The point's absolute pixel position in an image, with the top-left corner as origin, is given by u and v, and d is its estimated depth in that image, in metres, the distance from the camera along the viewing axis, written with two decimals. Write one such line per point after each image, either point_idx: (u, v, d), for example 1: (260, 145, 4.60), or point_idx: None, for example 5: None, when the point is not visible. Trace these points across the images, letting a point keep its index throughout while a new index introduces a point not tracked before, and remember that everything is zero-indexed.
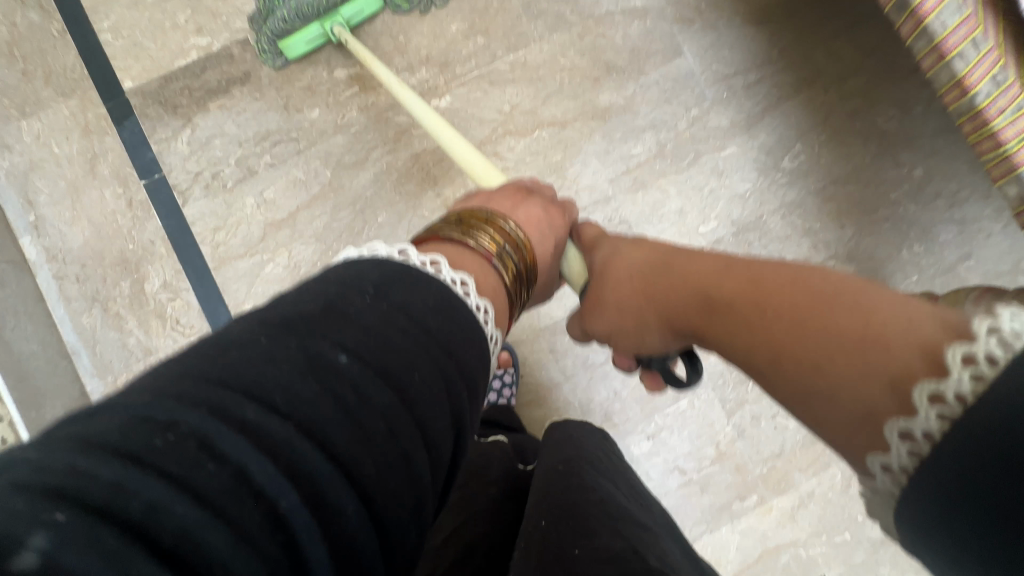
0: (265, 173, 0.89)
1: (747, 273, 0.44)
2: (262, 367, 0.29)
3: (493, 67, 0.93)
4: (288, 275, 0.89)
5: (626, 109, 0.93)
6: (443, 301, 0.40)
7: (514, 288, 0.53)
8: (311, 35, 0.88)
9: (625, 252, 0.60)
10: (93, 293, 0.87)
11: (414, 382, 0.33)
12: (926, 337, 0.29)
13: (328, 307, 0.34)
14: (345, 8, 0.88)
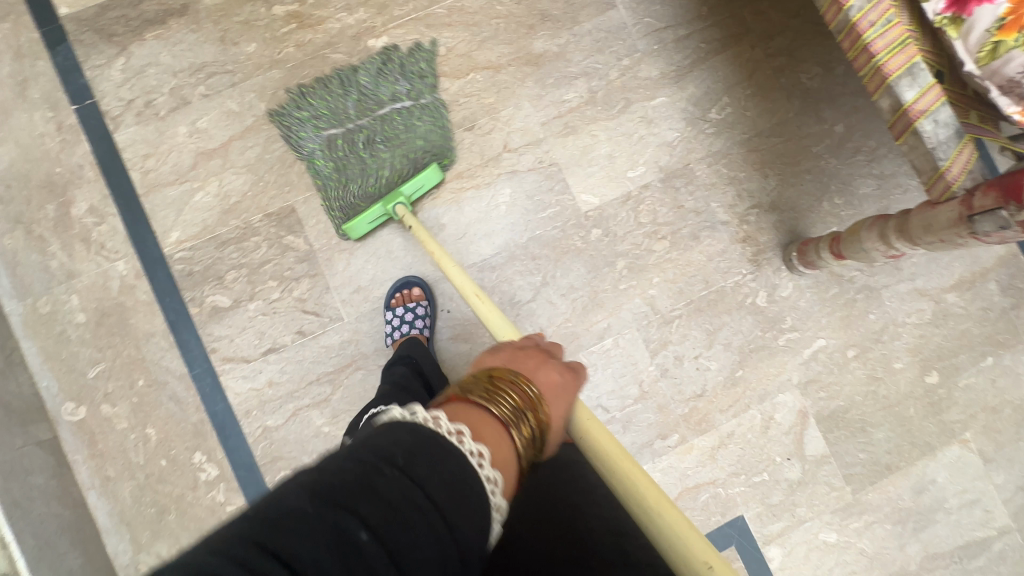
0: (198, 104, 0.90)
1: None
2: (302, 541, 0.31)
3: (430, 11, 0.95)
4: (217, 203, 0.89)
5: (559, 57, 0.96)
6: (462, 471, 0.37)
7: (532, 451, 0.46)
8: (374, 215, 0.86)
9: None
10: (18, 215, 0.87)
11: (417, 561, 0.32)
12: None
13: (364, 481, 0.34)
14: (405, 186, 0.88)
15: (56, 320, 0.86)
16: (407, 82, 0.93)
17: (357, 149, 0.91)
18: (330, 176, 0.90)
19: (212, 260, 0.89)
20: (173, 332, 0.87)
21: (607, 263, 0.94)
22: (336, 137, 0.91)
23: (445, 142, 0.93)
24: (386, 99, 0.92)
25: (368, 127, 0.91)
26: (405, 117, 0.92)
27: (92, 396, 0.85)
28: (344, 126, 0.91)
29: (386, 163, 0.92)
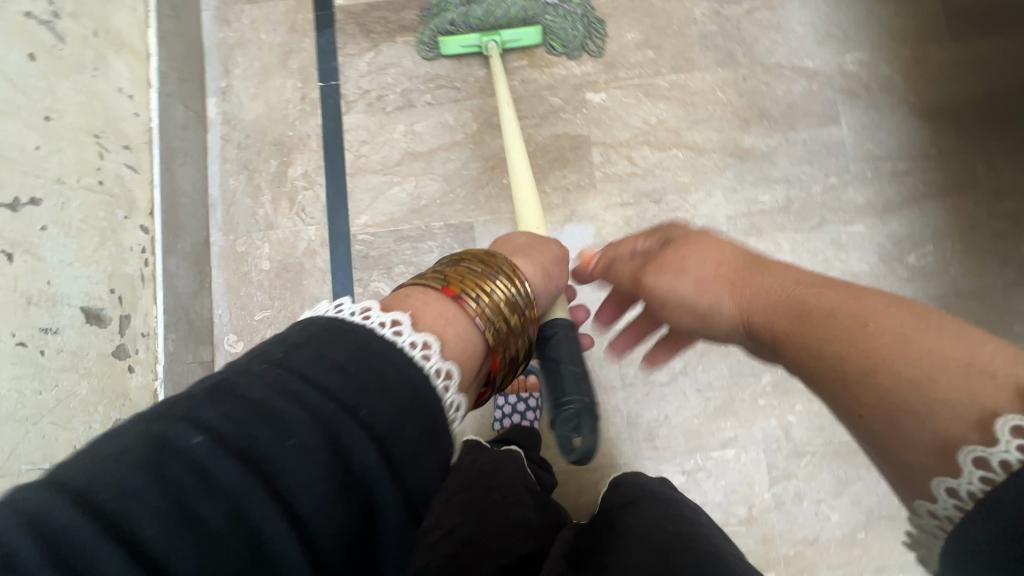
0: (421, 109, 0.98)
1: (836, 303, 0.42)
2: (99, 467, 0.25)
3: (653, 81, 0.97)
4: (408, 201, 0.96)
5: (766, 157, 0.95)
6: (353, 351, 0.32)
7: (494, 316, 0.43)
8: (469, 41, 0.95)
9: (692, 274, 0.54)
10: (246, 161, 0.98)
11: (280, 451, 0.27)
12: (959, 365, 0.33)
13: (215, 387, 0.29)
14: (507, 31, 0.94)
15: (246, 260, 0.95)
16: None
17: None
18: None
19: (388, 250, 0.95)
20: (335, 303, 0.94)
21: (752, 373, 0.91)
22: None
23: (566, 35, 0.95)
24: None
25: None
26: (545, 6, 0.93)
27: (251, 336, 0.93)
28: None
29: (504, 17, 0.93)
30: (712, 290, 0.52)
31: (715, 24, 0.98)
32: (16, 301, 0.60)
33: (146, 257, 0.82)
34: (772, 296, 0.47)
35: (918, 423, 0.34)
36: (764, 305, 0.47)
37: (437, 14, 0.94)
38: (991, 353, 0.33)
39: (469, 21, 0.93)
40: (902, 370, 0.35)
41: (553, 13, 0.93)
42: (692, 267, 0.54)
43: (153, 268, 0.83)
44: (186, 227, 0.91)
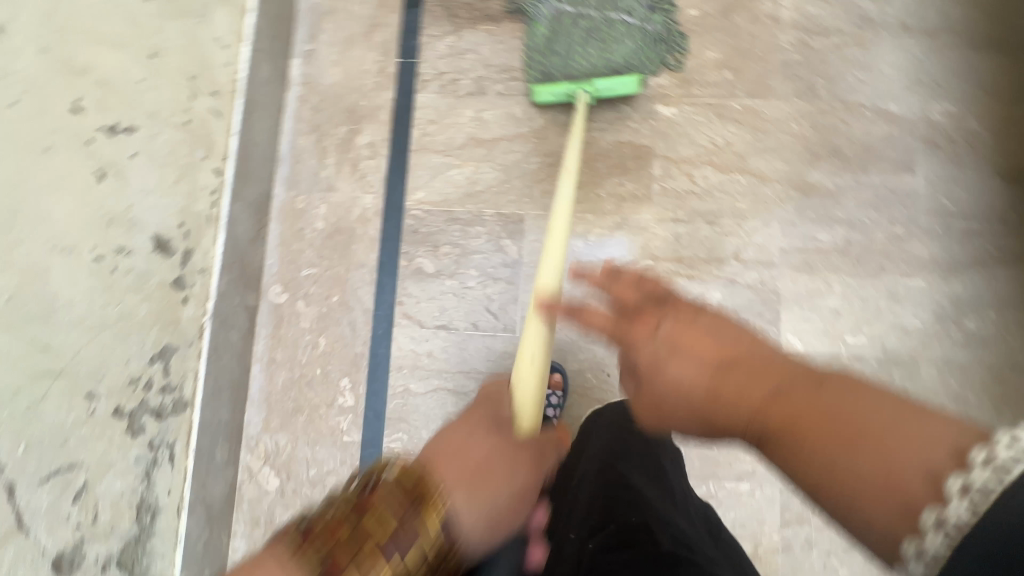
0: (491, 98, 1.00)
1: (789, 400, 0.43)
2: None
3: (727, 103, 0.96)
4: (464, 185, 0.98)
5: (831, 195, 0.93)
6: None
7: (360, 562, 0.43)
8: (561, 91, 0.94)
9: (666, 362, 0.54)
10: (318, 124, 1.01)
11: None
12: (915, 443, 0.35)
13: None
14: (600, 80, 0.93)
15: (302, 217, 0.99)
16: (648, 9, 0.96)
17: (574, 34, 0.94)
18: (540, 41, 0.96)
19: (437, 229, 0.97)
20: (379, 271, 0.97)
21: None
22: (563, 15, 0.96)
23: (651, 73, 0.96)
24: (622, 8, 0.95)
25: (593, 24, 0.95)
26: (628, 35, 0.94)
27: (296, 290, 0.97)
28: (575, 10, 0.95)
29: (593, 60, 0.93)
30: (679, 380, 0.52)
31: (800, 54, 0.96)
32: (100, 218, 0.65)
33: (215, 199, 0.85)
34: (736, 395, 0.47)
35: (874, 508, 0.35)
36: (731, 403, 0.48)
37: (531, 60, 0.96)
38: (922, 419, 0.36)
39: (563, 69, 0.94)
40: (860, 461, 0.36)
41: (635, 55, 0.94)
42: (658, 357, 0.55)
43: (219, 210, 0.86)
44: (254, 177, 0.95)
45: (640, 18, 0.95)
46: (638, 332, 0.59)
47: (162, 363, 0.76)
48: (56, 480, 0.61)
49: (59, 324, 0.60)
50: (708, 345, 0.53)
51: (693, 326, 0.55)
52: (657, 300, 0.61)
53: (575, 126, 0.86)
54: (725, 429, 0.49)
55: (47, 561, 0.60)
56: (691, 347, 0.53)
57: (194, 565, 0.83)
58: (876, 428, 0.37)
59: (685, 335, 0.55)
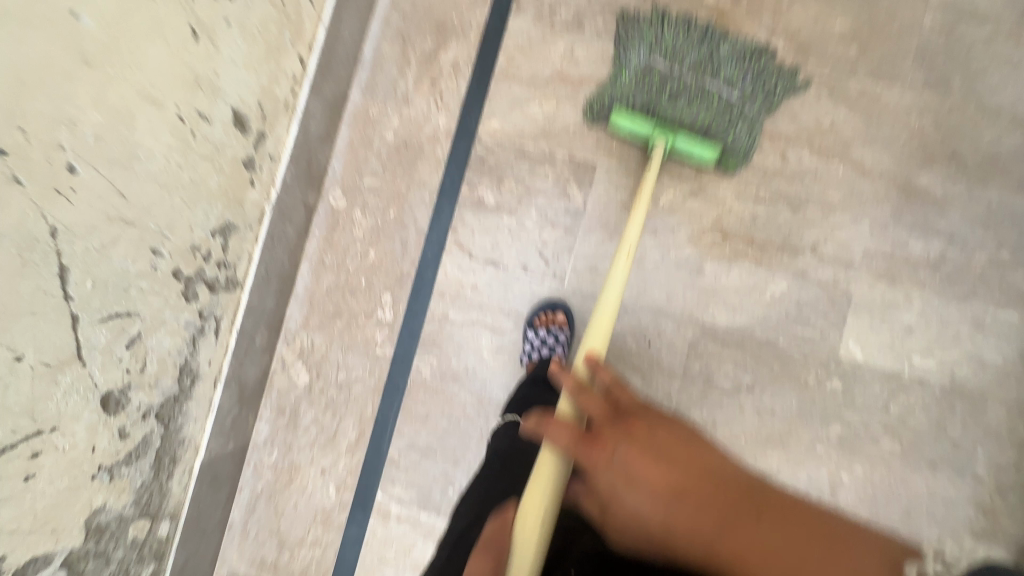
0: (588, 34, 0.94)
1: (737, 542, 0.47)
2: None
3: (845, 82, 0.87)
4: (542, 122, 0.94)
5: (936, 203, 0.84)
6: None
7: None
8: (642, 128, 0.86)
9: (629, 484, 0.54)
10: (405, 32, 0.97)
11: None
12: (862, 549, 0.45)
13: None
14: (682, 138, 0.85)
15: (373, 126, 0.97)
16: (751, 82, 0.86)
17: (663, 92, 0.86)
18: (625, 92, 0.89)
19: (505, 163, 0.94)
20: (439, 195, 0.96)
21: (822, 417, 0.84)
22: (657, 67, 0.87)
23: (743, 153, 0.86)
24: (722, 77, 0.86)
25: (686, 86, 0.86)
26: (725, 106, 0.85)
27: (355, 197, 0.97)
28: (669, 68, 0.87)
29: (681, 116, 0.86)
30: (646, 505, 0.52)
31: (942, 40, 0.85)
32: (188, 77, 0.64)
33: (294, 87, 0.84)
34: (687, 532, 0.49)
35: None
36: (691, 532, 0.49)
37: (617, 99, 0.89)
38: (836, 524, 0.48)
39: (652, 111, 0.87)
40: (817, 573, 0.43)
41: (728, 124, 0.85)
42: (624, 468, 0.55)
43: (296, 99, 0.85)
44: (334, 74, 0.93)
45: (741, 90, 0.86)
46: (597, 451, 0.57)
47: (222, 239, 0.77)
48: (114, 323, 0.63)
49: (136, 172, 0.61)
50: (659, 474, 0.54)
51: (646, 444, 0.56)
52: (613, 412, 0.60)
53: (640, 199, 0.79)
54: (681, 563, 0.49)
55: (97, 395, 0.64)
56: (649, 475, 0.54)
57: (220, 435, 0.88)
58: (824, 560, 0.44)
59: (646, 463, 0.54)
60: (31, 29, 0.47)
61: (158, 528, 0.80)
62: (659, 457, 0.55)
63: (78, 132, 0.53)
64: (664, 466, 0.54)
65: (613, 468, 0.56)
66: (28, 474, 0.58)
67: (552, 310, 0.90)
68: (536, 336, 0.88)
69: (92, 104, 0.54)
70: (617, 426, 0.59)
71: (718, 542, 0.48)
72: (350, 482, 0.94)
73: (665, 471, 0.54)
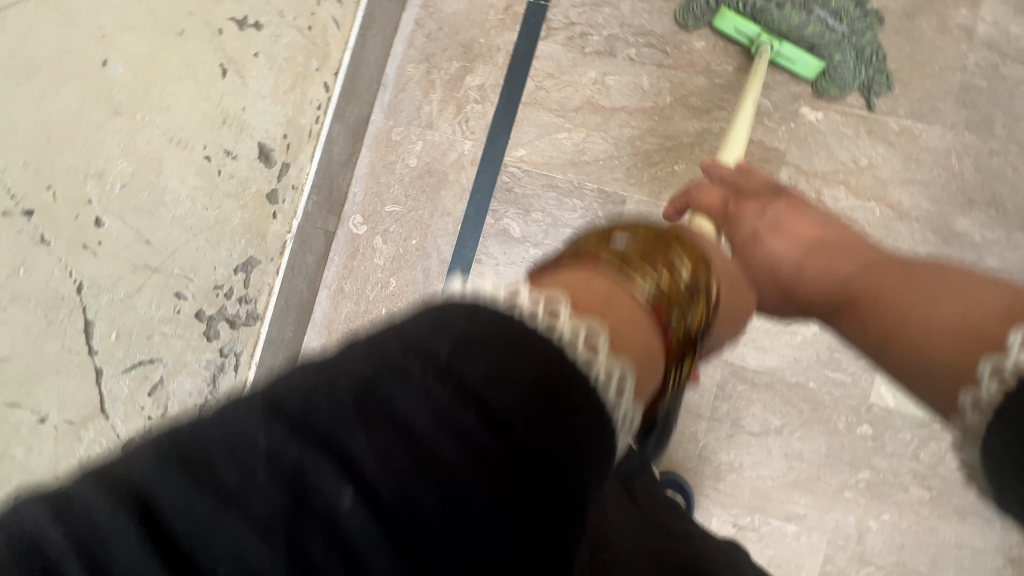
0: (620, 62, 0.91)
1: (884, 276, 0.52)
2: None
3: (884, 120, 0.85)
4: (571, 151, 0.91)
5: (974, 248, 0.82)
6: None
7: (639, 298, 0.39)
8: (747, 29, 0.83)
9: (775, 235, 0.64)
10: (430, 53, 0.94)
11: None
12: (1001, 303, 0.39)
13: None
14: (788, 45, 0.82)
15: (396, 151, 0.94)
16: (860, 13, 0.81)
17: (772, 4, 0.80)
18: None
19: (532, 193, 0.92)
20: (463, 224, 0.93)
21: (851, 463, 0.83)
22: None
23: (841, 82, 0.83)
24: (833, 6, 0.80)
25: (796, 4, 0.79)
26: (831, 33, 0.80)
27: (376, 224, 0.94)
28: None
29: (787, 29, 0.81)
30: (781, 249, 0.63)
31: (986, 80, 0.83)
32: (216, 116, 0.61)
33: (318, 115, 0.81)
34: (825, 268, 0.59)
35: (915, 355, 0.44)
36: (820, 266, 0.59)
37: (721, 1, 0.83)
38: (994, 283, 0.43)
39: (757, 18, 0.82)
40: (932, 303, 0.45)
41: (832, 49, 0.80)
42: (777, 219, 0.65)
43: (320, 127, 0.83)
44: (358, 98, 0.90)
45: (849, 22, 0.81)
46: (747, 204, 0.68)
47: (244, 274, 0.75)
48: (137, 372, 0.61)
49: (163, 219, 0.58)
50: (808, 231, 0.63)
51: (800, 218, 0.65)
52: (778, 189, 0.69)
53: (756, 73, 0.79)
54: (802, 290, 0.61)
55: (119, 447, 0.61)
56: (800, 229, 0.64)
57: None
58: (954, 295, 0.44)
59: (795, 223, 0.64)
60: (57, 81, 0.45)
61: None
62: (817, 221, 0.64)
63: (106, 183, 0.51)
64: (819, 230, 0.63)
65: (766, 220, 0.66)
66: None
67: None
68: None
69: (120, 153, 0.52)
70: (777, 201, 0.67)
71: (854, 274, 0.56)
72: None
73: (819, 231, 0.63)
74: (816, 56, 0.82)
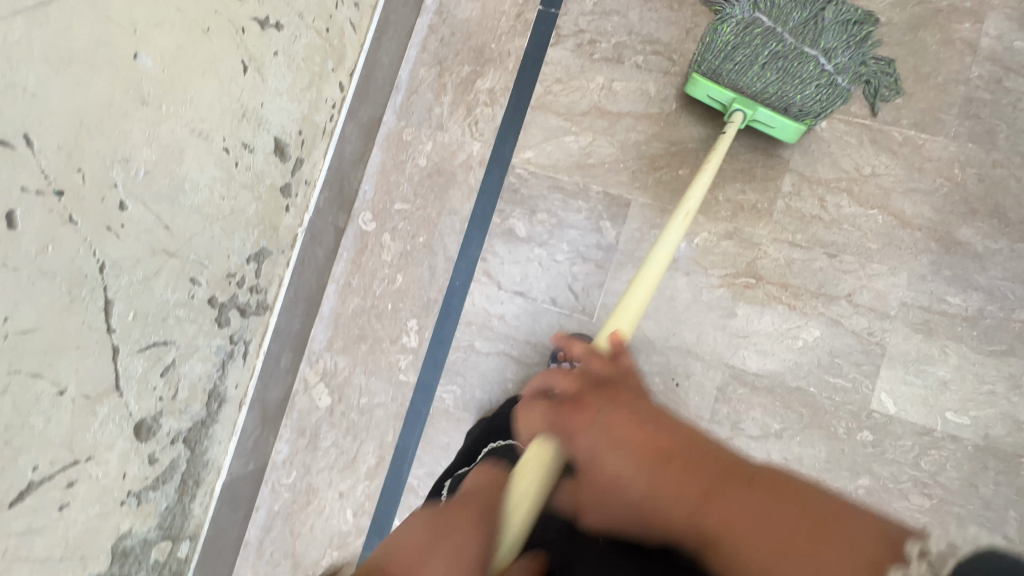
0: (627, 69, 0.93)
1: (729, 505, 0.44)
2: None
3: (888, 129, 0.86)
4: (577, 154, 0.93)
5: (977, 257, 0.83)
6: None
7: None
8: (721, 97, 0.83)
9: (613, 449, 0.52)
10: (442, 57, 0.97)
11: None
12: (873, 550, 0.37)
13: None
14: (764, 110, 0.82)
15: (406, 151, 0.97)
16: (850, 54, 0.83)
17: (761, 48, 0.82)
18: (719, 44, 0.84)
19: (539, 194, 0.94)
20: (469, 223, 0.95)
21: (850, 469, 0.83)
22: (757, 24, 0.82)
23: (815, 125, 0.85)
24: (822, 46, 0.82)
25: (784, 50, 0.82)
26: (815, 82, 0.82)
27: (385, 221, 0.96)
28: (773, 25, 0.82)
29: (769, 86, 0.82)
30: (626, 469, 0.51)
31: (990, 92, 0.84)
32: (236, 110, 0.64)
33: (332, 114, 0.84)
34: (673, 497, 0.47)
35: None
36: (670, 492, 0.47)
37: (711, 53, 0.84)
38: (853, 517, 0.40)
39: (738, 78, 0.83)
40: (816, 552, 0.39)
41: (810, 101, 0.82)
42: (602, 430, 0.54)
43: (333, 125, 0.85)
44: (372, 98, 0.93)
45: (836, 62, 0.83)
46: (574, 413, 0.56)
47: (256, 265, 0.77)
48: (151, 352, 0.63)
49: (182, 206, 0.61)
50: (644, 439, 0.52)
51: (631, 417, 0.54)
52: (593, 384, 0.58)
53: (707, 165, 0.76)
54: (657, 532, 0.47)
55: (131, 423, 0.64)
56: (635, 441, 0.52)
57: (242, 457, 0.88)
58: (833, 538, 0.39)
59: (624, 425, 0.53)
60: (92, 72, 0.49)
61: (178, 549, 0.80)
62: (644, 428, 0.53)
63: (131, 170, 0.54)
64: (647, 445, 0.51)
65: (596, 433, 0.54)
66: (63, 503, 0.58)
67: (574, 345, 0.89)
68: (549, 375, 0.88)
69: (145, 141, 0.55)
70: (600, 392, 0.57)
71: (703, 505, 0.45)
72: (368, 508, 0.93)
73: (647, 432, 0.52)
74: (794, 121, 0.82)
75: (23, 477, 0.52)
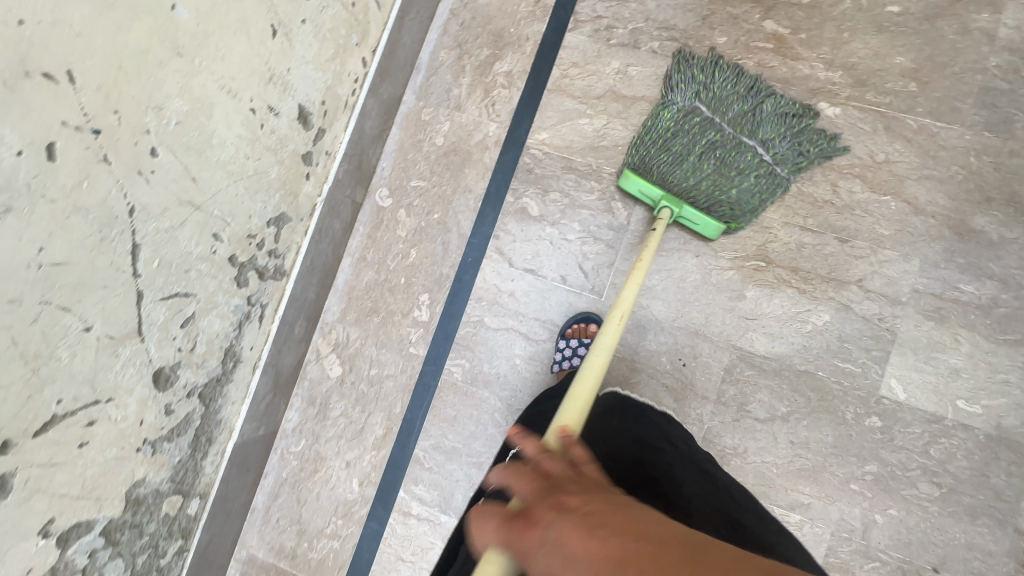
0: (644, 53, 0.94)
1: None
2: None
3: (903, 117, 0.86)
4: (591, 137, 0.95)
5: (991, 246, 0.82)
6: None
7: None
8: (650, 192, 0.85)
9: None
10: (462, 40, 0.99)
11: None
12: None
13: None
14: (690, 209, 0.84)
15: (424, 130, 0.99)
16: (789, 145, 0.85)
17: (698, 137, 0.86)
18: (659, 133, 0.88)
19: (552, 174, 0.95)
20: (484, 201, 0.97)
21: (858, 454, 0.83)
22: (697, 113, 0.87)
23: (749, 215, 0.86)
24: (760, 136, 0.85)
25: (721, 139, 0.85)
26: (750, 174, 0.85)
27: (401, 197, 0.98)
28: (712, 114, 0.86)
29: (703, 176, 0.85)
30: None
31: (1008, 82, 0.84)
32: (264, 72, 0.67)
33: (354, 89, 0.87)
34: None
35: None
36: None
37: (649, 142, 0.88)
38: None
39: (668, 172, 0.86)
40: None
41: (737, 200, 0.85)
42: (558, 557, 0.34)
43: (355, 100, 0.88)
44: (392, 77, 0.95)
45: (775, 152, 0.85)
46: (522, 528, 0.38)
47: (276, 229, 0.80)
48: (173, 302, 0.66)
49: (209, 160, 0.63)
50: (609, 553, 0.32)
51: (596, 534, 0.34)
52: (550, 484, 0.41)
53: (636, 266, 0.77)
54: None
55: (150, 370, 0.66)
56: (586, 551, 0.33)
57: (253, 420, 0.89)
58: None
59: (583, 543, 0.34)
60: (132, 19, 0.52)
61: (188, 505, 0.81)
62: (596, 533, 0.34)
63: (163, 118, 0.57)
64: (598, 552, 0.33)
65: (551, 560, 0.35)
66: (82, 441, 0.60)
67: (583, 322, 0.90)
68: (556, 351, 0.90)
69: (177, 92, 0.58)
70: (554, 500, 0.39)
71: None
72: (374, 477, 0.94)
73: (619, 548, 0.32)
74: (717, 220, 0.84)
75: (48, 409, 0.55)
